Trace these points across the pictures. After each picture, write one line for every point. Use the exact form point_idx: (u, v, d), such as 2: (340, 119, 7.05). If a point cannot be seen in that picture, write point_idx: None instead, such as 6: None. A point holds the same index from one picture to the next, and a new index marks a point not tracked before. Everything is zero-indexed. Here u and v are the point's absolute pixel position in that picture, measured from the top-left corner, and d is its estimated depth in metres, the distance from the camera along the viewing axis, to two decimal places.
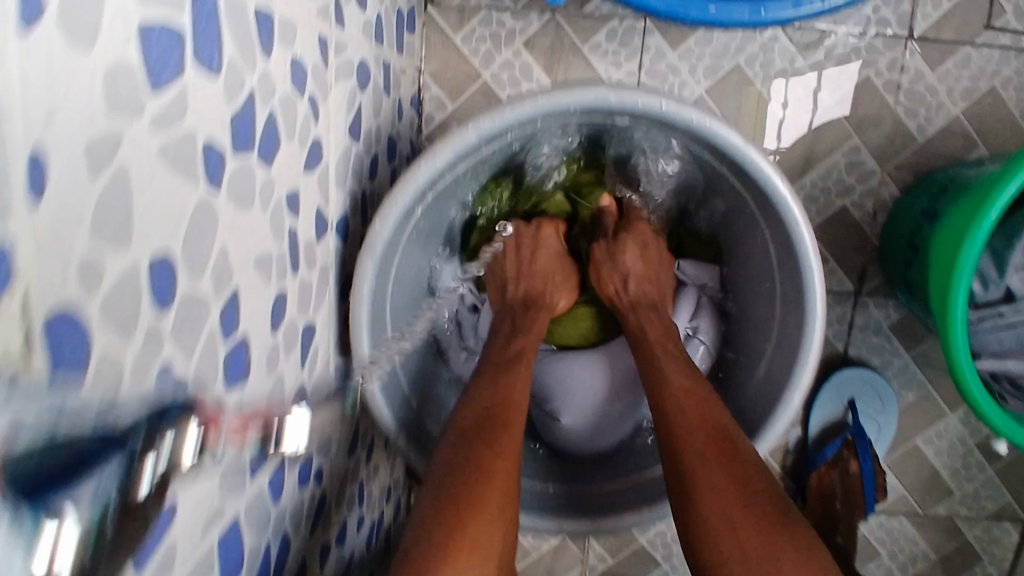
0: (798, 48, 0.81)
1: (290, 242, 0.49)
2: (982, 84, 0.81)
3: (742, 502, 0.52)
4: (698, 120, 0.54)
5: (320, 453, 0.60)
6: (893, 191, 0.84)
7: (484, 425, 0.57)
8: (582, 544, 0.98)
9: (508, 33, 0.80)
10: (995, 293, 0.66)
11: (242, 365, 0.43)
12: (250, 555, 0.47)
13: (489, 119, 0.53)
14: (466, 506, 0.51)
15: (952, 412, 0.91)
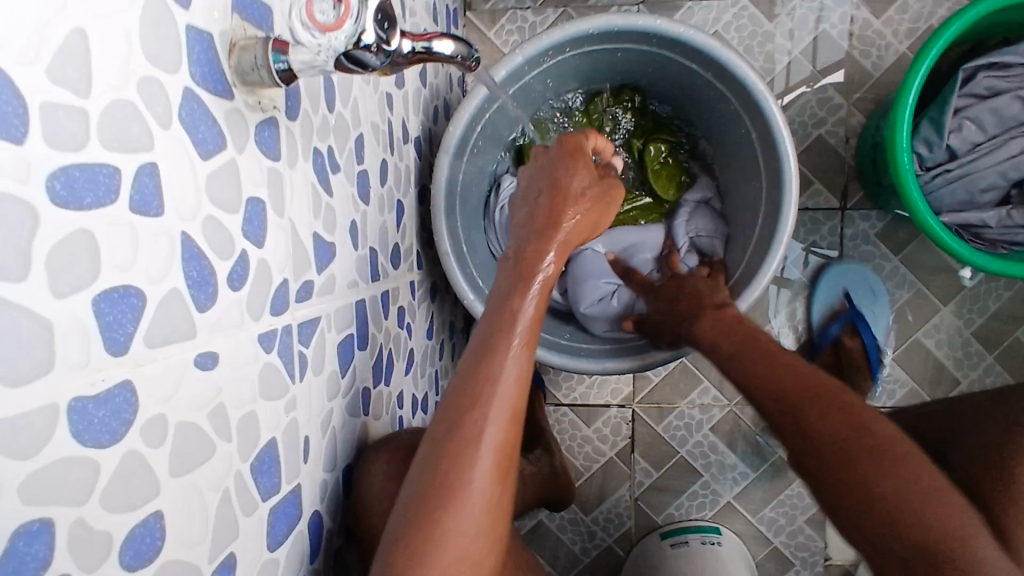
0: (763, 12, 1.00)
1: (388, 129, 0.70)
2: (921, 25, 0.98)
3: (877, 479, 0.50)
4: (685, 31, 0.72)
5: (409, 313, 0.78)
6: (859, 119, 1.01)
7: (472, 387, 0.47)
8: (629, 460, 1.10)
9: (531, 26, 1.03)
10: (940, 153, 0.79)
11: (366, 190, 0.63)
12: (372, 339, 0.64)
13: (531, 45, 0.74)
14: (474, 375, 0.48)
15: (944, 306, 1.03)
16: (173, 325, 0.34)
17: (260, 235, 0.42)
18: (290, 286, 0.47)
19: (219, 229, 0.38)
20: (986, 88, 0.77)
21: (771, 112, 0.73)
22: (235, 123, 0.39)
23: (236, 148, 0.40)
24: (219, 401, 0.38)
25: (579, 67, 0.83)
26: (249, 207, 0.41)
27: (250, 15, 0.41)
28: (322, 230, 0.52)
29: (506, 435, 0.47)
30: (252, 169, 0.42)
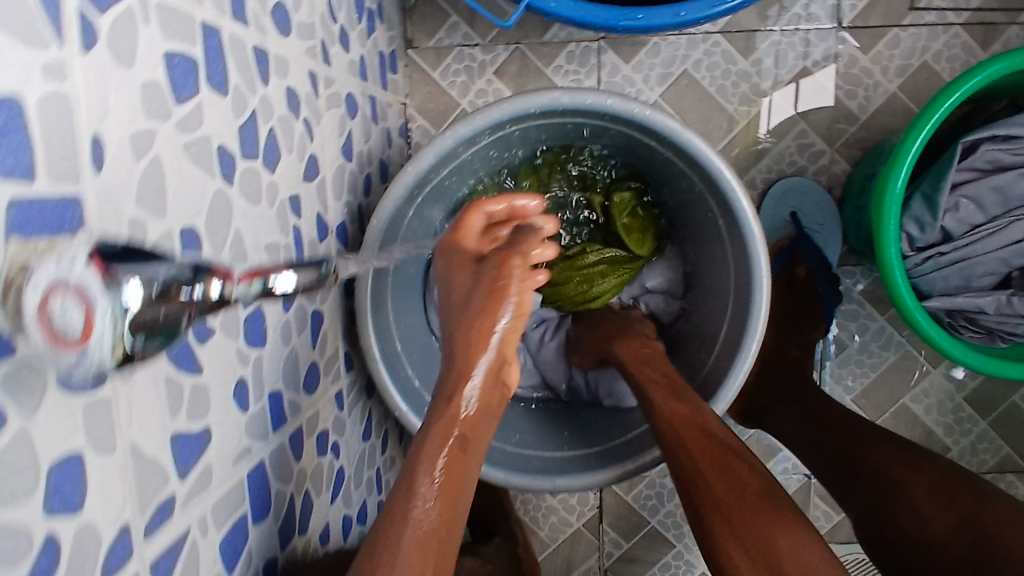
0: (739, 49, 0.89)
1: (295, 239, 0.59)
2: (914, 61, 0.88)
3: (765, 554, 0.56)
4: (639, 111, 0.61)
5: (334, 430, 0.68)
6: (844, 166, 0.91)
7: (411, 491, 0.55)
8: (597, 530, 1.03)
9: (480, 65, 0.92)
10: (933, 234, 0.69)
11: (261, 331, 0.53)
12: (277, 499, 0.55)
13: (464, 125, 0.63)
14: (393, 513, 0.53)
15: (933, 369, 0.94)
16: None
17: (78, 499, 0.34)
18: (136, 526, 0.38)
19: (7, 534, 0.30)
20: (988, 161, 0.67)
21: (739, 205, 0.63)
22: (18, 383, 0.30)
23: (22, 414, 0.30)
24: None
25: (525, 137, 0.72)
26: (54, 476, 0.32)
27: (41, 218, 0.32)
28: (192, 423, 0.43)
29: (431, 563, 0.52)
30: (54, 424, 0.32)
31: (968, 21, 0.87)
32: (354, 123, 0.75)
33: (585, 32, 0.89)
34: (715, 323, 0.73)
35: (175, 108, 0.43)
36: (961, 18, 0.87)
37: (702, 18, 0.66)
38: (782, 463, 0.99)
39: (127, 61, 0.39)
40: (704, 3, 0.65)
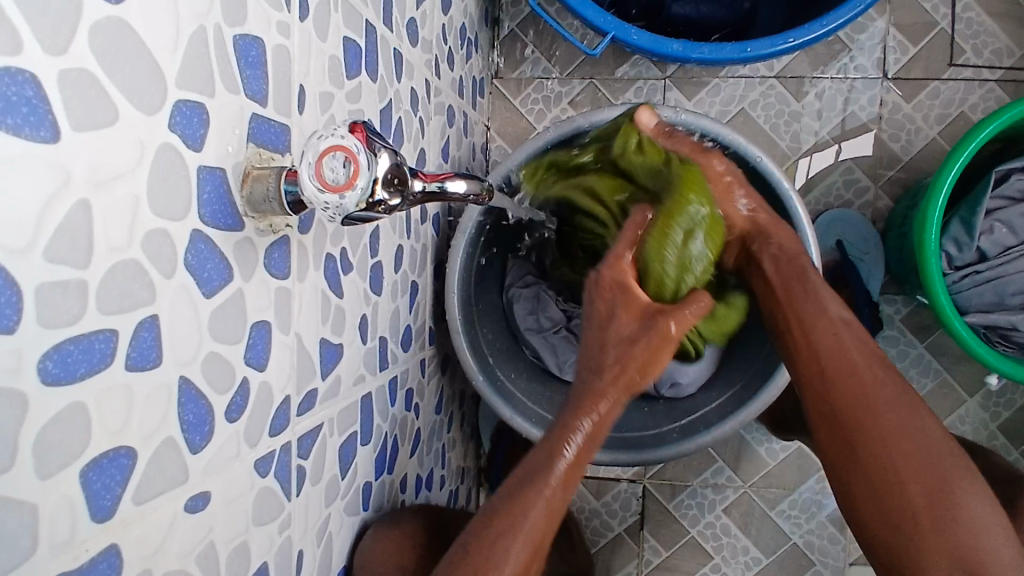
0: (792, 93, 1.00)
1: (406, 215, 0.69)
2: (953, 110, 0.98)
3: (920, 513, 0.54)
4: (710, 126, 0.74)
5: (417, 393, 0.76)
6: (887, 203, 0.99)
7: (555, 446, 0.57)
8: (638, 536, 1.07)
9: (556, 95, 1.03)
10: (970, 254, 0.79)
11: (378, 281, 0.62)
12: (376, 431, 0.63)
13: (555, 132, 0.76)
14: (533, 474, 0.55)
15: (971, 398, 0.99)
16: (166, 477, 0.34)
17: (263, 359, 0.42)
18: (292, 402, 0.46)
19: (219, 365, 0.37)
20: (1018, 190, 0.78)
21: (797, 211, 0.73)
22: (241, 253, 0.39)
23: (241, 276, 0.39)
24: (210, 540, 0.37)
25: None
26: (252, 334, 0.40)
27: (266, 138, 0.41)
28: (331, 334, 0.52)
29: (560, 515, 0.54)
30: (258, 293, 0.41)
31: (1005, 77, 0.97)
32: (451, 130, 0.86)
33: (652, 71, 1.01)
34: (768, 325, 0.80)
35: (345, 81, 0.53)
36: (998, 73, 0.97)
37: (765, 54, 0.79)
38: (821, 482, 1.04)
39: (323, 35, 0.48)
40: (769, 42, 0.79)
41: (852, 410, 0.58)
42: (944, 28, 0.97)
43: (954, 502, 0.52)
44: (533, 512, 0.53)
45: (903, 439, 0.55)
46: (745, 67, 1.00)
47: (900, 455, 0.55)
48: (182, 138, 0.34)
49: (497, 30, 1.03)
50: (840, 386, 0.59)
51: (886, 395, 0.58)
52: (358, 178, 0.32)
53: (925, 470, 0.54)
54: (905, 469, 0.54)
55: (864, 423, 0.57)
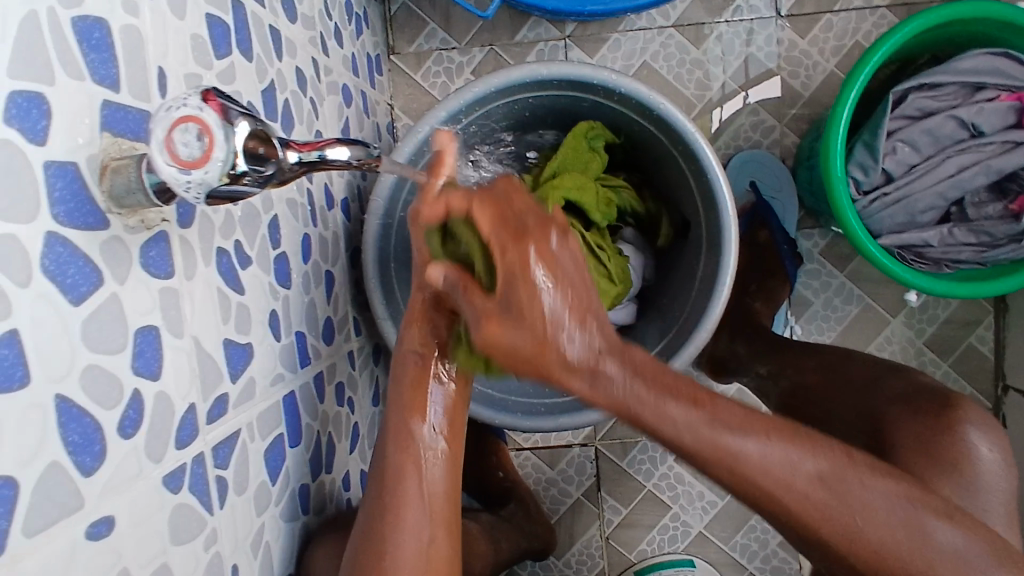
0: (690, 40, 1.01)
1: (309, 201, 0.65)
2: (847, 41, 1.01)
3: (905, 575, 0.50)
4: (613, 78, 0.73)
5: (349, 386, 0.74)
6: (794, 139, 1.02)
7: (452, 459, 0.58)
8: (596, 498, 1.08)
9: (458, 66, 1.00)
10: (876, 176, 0.82)
11: (286, 273, 0.59)
12: (307, 430, 0.60)
13: (456, 98, 0.74)
14: (384, 478, 0.56)
15: (893, 318, 1.03)
16: (56, 503, 0.31)
17: (156, 367, 0.39)
18: (199, 408, 0.43)
19: (102, 377, 0.34)
20: (917, 108, 0.82)
21: (707, 158, 0.73)
22: (112, 253, 0.36)
23: (116, 280, 0.36)
24: (121, 565, 0.35)
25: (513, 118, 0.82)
26: (138, 340, 0.37)
27: (123, 126, 0.37)
28: (239, 333, 0.49)
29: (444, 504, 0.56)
30: (139, 296, 0.38)
31: (890, 4, 1.00)
32: (350, 111, 0.82)
33: (553, 32, 1.00)
34: (691, 272, 0.81)
35: (214, 61, 0.49)
36: (884, 1, 1.00)
37: (660, 1, 0.79)
38: None
39: (178, 10, 0.44)
40: None
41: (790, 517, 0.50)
42: None
43: (854, 534, 0.49)
44: (405, 537, 0.54)
45: (866, 540, 0.49)
46: (642, 19, 1.00)
47: (815, 511, 0.49)
48: (21, 133, 0.30)
49: (389, 4, 0.99)
50: (763, 495, 0.49)
51: (822, 492, 0.49)
52: (215, 149, 0.29)
53: (881, 565, 0.49)
54: (859, 557, 0.49)
55: (787, 493, 0.49)
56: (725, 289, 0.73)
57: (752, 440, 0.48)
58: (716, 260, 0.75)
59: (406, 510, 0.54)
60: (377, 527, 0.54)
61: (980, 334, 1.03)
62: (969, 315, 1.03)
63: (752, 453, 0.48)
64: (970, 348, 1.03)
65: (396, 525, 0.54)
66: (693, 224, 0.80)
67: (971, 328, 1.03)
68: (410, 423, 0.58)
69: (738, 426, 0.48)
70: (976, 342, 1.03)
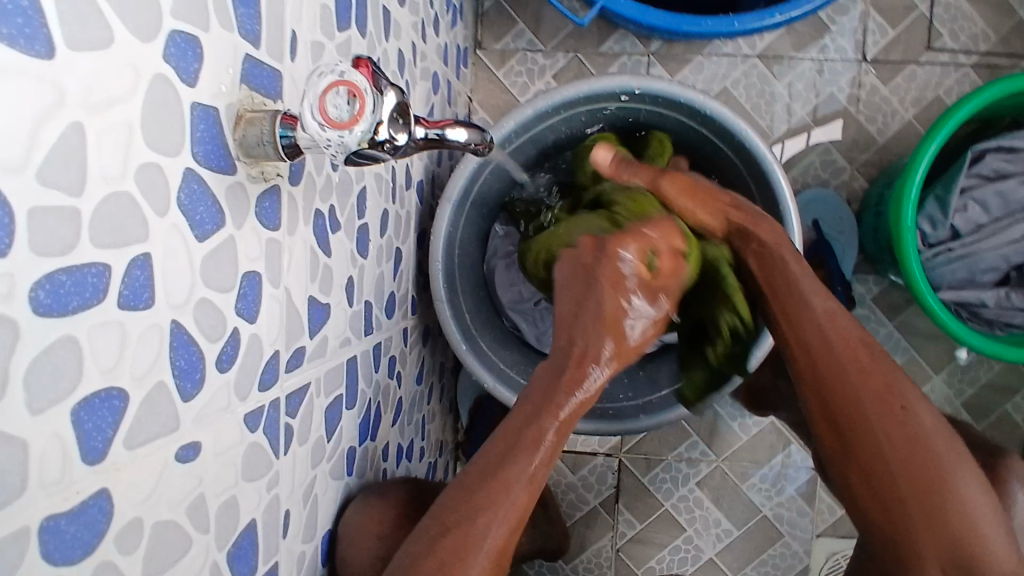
0: (773, 72, 1.01)
1: (391, 177, 0.67)
2: (928, 94, 1.00)
3: (935, 492, 0.55)
4: (698, 99, 0.75)
5: (399, 361, 0.76)
6: (862, 184, 1.02)
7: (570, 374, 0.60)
8: (612, 510, 1.09)
9: (540, 68, 1.02)
10: (943, 231, 0.82)
11: (364, 243, 0.61)
12: (361, 396, 0.62)
13: (543, 100, 0.76)
14: (490, 477, 0.52)
15: (937, 375, 1.02)
16: (159, 422, 0.33)
17: (253, 311, 0.41)
18: (281, 357, 0.45)
19: (212, 312, 0.36)
20: (992, 169, 0.81)
21: (782, 189, 0.74)
22: (234, 197, 0.38)
23: (234, 223, 0.38)
24: (200, 491, 0.36)
25: (593, 124, 0.84)
26: (243, 284, 0.39)
27: (259, 83, 0.40)
28: (320, 292, 0.51)
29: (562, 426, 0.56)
30: (249, 241, 0.40)
31: (978, 63, 0.99)
32: (436, 97, 0.85)
33: (637, 47, 1.01)
34: None
35: (336, 33, 0.51)
36: (972, 58, 0.99)
37: (754, 29, 0.80)
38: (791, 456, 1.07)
39: None
40: (756, 17, 0.80)
41: (861, 421, 0.57)
42: (922, 13, 0.99)
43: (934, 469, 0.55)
44: (529, 455, 0.53)
45: (913, 438, 0.56)
46: (727, 45, 1.01)
47: (892, 446, 0.56)
48: (176, 71, 0.32)
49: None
50: (854, 420, 0.57)
51: (879, 402, 0.57)
52: (363, 116, 0.31)
53: (922, 474, 0.55)
54: (903, 469, 0.56)
55: (846, 389, 0.58)
56: None
57: (860, 372, 0.58)
58: None
59: (489, 521, 0.50)
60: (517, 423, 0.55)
61: (1023, 405, 1.02)
62: (1015, 383, 1.02)
63: (835, 335, 0.60)
64: (1010, 417, 1.02)
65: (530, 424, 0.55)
66: None
67: (1014, 397, 1.02)
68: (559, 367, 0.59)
69: (824, 331, 0.60)
70: (1015, 412, 1.02)
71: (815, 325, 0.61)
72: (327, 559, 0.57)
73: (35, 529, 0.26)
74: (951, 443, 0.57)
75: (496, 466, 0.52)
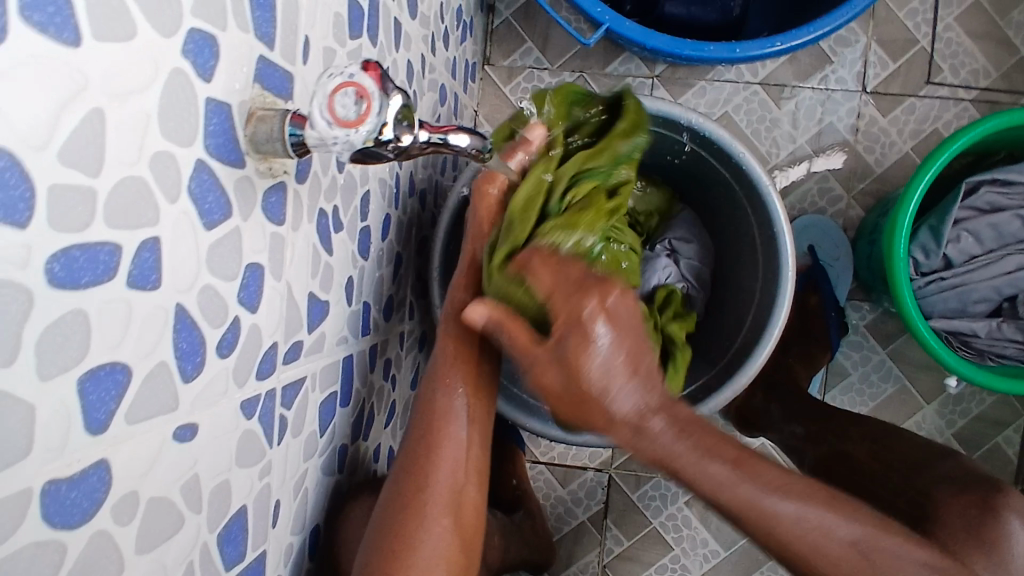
0: (774, 99, 1.03)
1: (395, 183, 0.69)
2: (926, 127, 1.02)
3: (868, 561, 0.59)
4: (697, 121, 0.76)
5: (395, 364, 0.77)
6: (859, 212, 1.03)
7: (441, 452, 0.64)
8: (600, 525, 1.09)
9: (546, 86, 1.05)
10: (936, 260, 0.83)
11: (366, 245, 0.62)
12: (355, 395, 0.63)
13: (545, 115, 0.77)
14: (404, 520, 0.60)
15: (927, 404, 1.03)
16: (159, 401, 0.34)
17: (255, 301, 0.42)
18: (279, 348, 0.46)
19: (215, 299, 0.38)
20: (986, 202, 0.82)
21: (776, 211, 0.75)
22: (242, 190, 0.39)
23: (240, 215, 0.39)
24: (194, 472, 0.37)
25: None
26: (246, 275, 0.41)
27: (271, 83, 0.42)
28: (320, 289, 0.52)
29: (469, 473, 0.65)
30: (254, 234, 0.41)
31: (976, 98, 1.01)
32: (443, 109, 0.87)
33: (642, 69, 1.03)
34: (740, 319, 0.83)
35: (348, 41, 0.53)
36: (970, 94, 1.01)
37: (755, 57, 0.82)
38: None
39: None
40: (758, 44, 0.82)
41: (759, 518, 0.59)
42: (922, 48, 1.02)
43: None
44: (442, 489, 0.62)
45: (837, 542, 0.59)
46: (730, 71, 1.03)
47: (818, 514, 0.60)
48: (194, 66, 0.34)
49: (492, 17, 1.04)
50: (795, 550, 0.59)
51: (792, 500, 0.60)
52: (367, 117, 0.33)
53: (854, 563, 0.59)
54: (847, 565, 0.59)
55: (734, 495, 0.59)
56: (772, 341, 0.75)
57: (787, 500, 0.60)
58: (769, 311, 0.77)
59: (437, 458, 0.63)
60: (415, 470, 0.62)
61: (1012, 437, 1.02)
62: (1005, 416, 1.03)
63: (719, 473, 0.59)
64: (999, 449, 1.02)
65: (432, 469, 0.62)
66: (750, 273, 0.83)
67: (1003, 429, 1.03)
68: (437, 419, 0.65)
69: (718, 491, 0.59)
70: (1003, 444, 1.02)
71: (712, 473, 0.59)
72: (314, 553, 0.58)
73: (37, 491, 0.28)
74: (861, 531, 0.60)
75: (410, 514, 0.60)
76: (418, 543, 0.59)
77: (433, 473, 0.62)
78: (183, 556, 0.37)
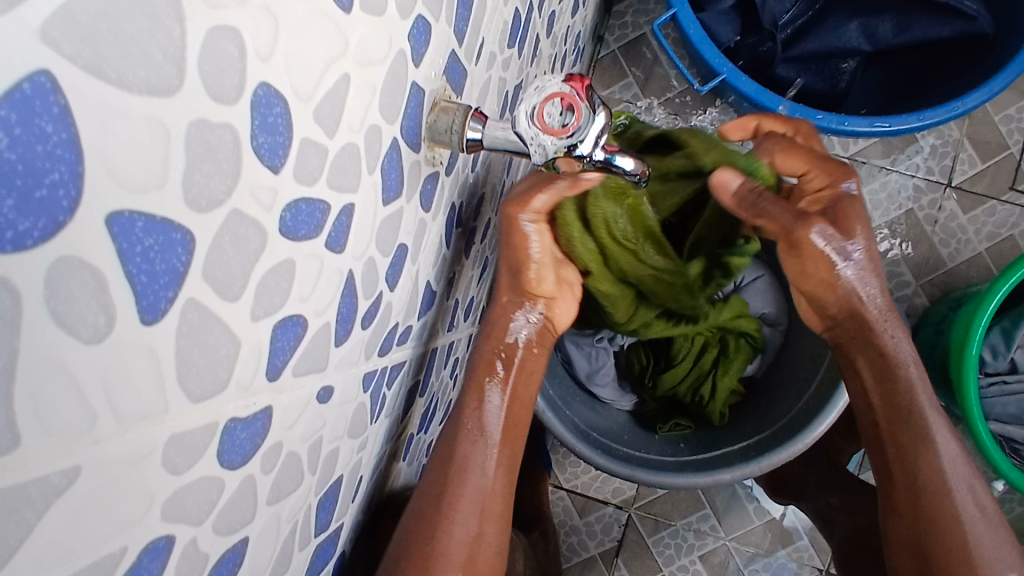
0: (859, 176, 1.04)
1: (501, 189, 0.71)
2: (1003, 232, 1.03)
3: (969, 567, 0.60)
4: None
5: (459, 365, 0.78)
6: (923, 301, 1.04)
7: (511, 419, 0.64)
8: (610, 563, 1.08)
9: (639, 122, 1.06)
10: (1002, 363, 0.84)
11: (468, 244, 0.64)
12: (429, 388, 0.64)
13: None
14: (426, 557, 0.56)
15: None
16: (315, 359, 0.35)
17: (394, 280, 0.43)
18: (397, 329, 0.47)
19: (373, 271, 0.39)
20: None
21: None
22: (412, 170, 0.40)
23: (406, 196, 0.41)
24: (320, 434, 0.38)
25: None
26: (395, 254, 0.42)
27: (452, 77, 0.43)
28: (433, 278, 0.54)
29: (502, 480, 0.61)
30: (409, 217, 0.42)
31: None
32: None
33: None
34: (801, 386, 0.84)
35: (506, 48, 0.55)
36: None
37: (859, 132, 0.84)
38: (796, 550, 1.07)
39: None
40: (864, 121, 0.83)
41: (917, 489, 0.63)
42: (1012, 154, 1.03)
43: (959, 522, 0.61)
44: (463, 513, 0.58)
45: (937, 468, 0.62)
46: (821, 141, 1.05)
47: (929, 520, 0.61)
48: (412, 49, 0.35)
49: (598, 48, 1.06)
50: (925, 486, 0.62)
51: (930, 494, 0.62)
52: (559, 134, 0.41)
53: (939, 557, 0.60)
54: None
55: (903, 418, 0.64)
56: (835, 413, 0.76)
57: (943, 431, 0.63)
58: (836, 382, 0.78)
59: (459, 505, 0.59)
60: (439, 499, 0.59)
61: None
62: None
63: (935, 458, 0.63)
64: None
65: (455, 501, 0.59)
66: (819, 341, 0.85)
67: None
68: (476, 414, 0.62)
69: (924, 464, 0.63)
70: None
71: (906, 391, 0.64)
72: (367, 537, 0.58)
73: (220, 427, 0.27)
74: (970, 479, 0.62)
75: (428, 551, 0.57)
76: (444, 546, 0.57)
77: (456, 502, 0.59)
78: (292, 515, 0.38)
